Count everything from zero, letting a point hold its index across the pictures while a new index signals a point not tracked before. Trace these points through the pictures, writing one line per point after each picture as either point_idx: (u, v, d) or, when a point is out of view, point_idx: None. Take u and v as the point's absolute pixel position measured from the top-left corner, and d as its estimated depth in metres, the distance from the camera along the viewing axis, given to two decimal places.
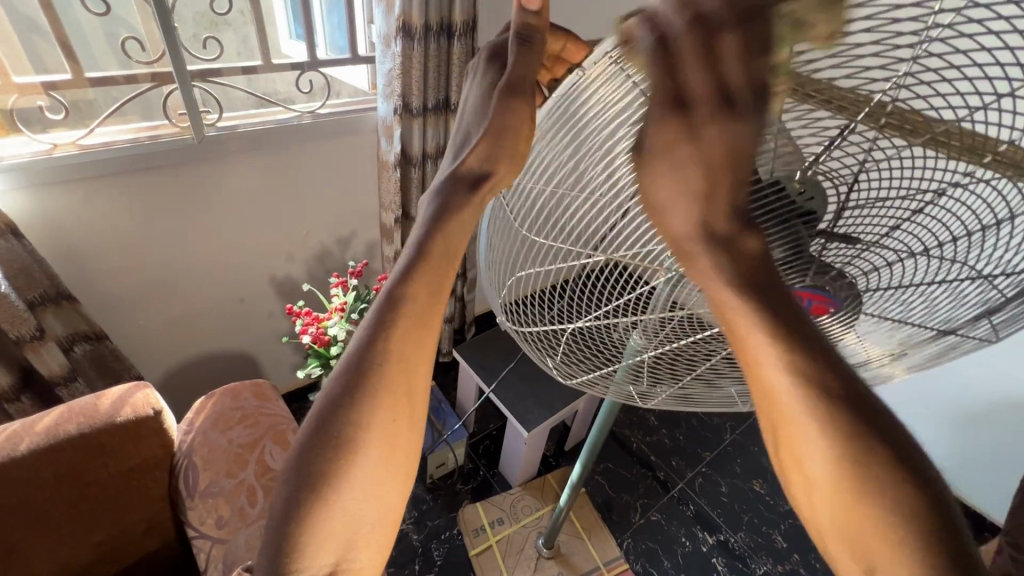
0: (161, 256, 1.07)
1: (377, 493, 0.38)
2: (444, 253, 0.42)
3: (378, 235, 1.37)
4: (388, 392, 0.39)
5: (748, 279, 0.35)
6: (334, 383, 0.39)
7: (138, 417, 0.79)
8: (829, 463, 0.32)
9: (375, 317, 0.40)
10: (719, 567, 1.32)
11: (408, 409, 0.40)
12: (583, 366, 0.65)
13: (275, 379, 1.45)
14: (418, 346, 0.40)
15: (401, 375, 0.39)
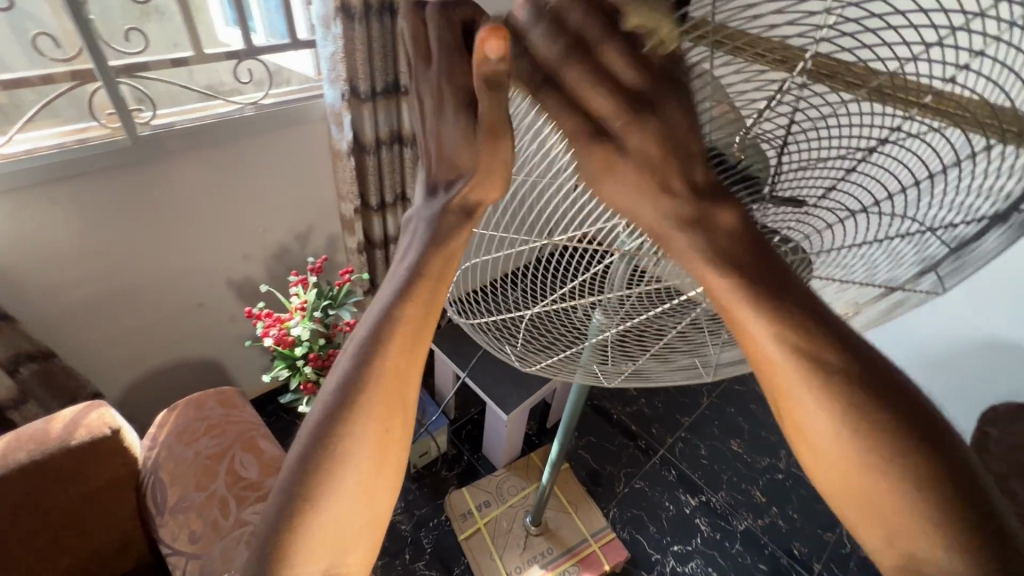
0: (105, 267, 1.01)
1: (369, 503, 0.37)
2: (439, 266, 0.40)
3: (338, 228, 1.33)
4: (382, 405, 0.38)
5: (723, 255, 0.34)
6: (328, 393, 0.38)
7: (94, 438, 0.76)
8: (838, 434, 0.32)
9: (365, 331, 0.39)
10: (702, 526, 1.37)
11: (400, 418, 0.39)
12: (546, 351, 0.63)
13: (244, 383, 1.42)
14: (410, 361, 0.39)
15: (393, 389, 0.38)
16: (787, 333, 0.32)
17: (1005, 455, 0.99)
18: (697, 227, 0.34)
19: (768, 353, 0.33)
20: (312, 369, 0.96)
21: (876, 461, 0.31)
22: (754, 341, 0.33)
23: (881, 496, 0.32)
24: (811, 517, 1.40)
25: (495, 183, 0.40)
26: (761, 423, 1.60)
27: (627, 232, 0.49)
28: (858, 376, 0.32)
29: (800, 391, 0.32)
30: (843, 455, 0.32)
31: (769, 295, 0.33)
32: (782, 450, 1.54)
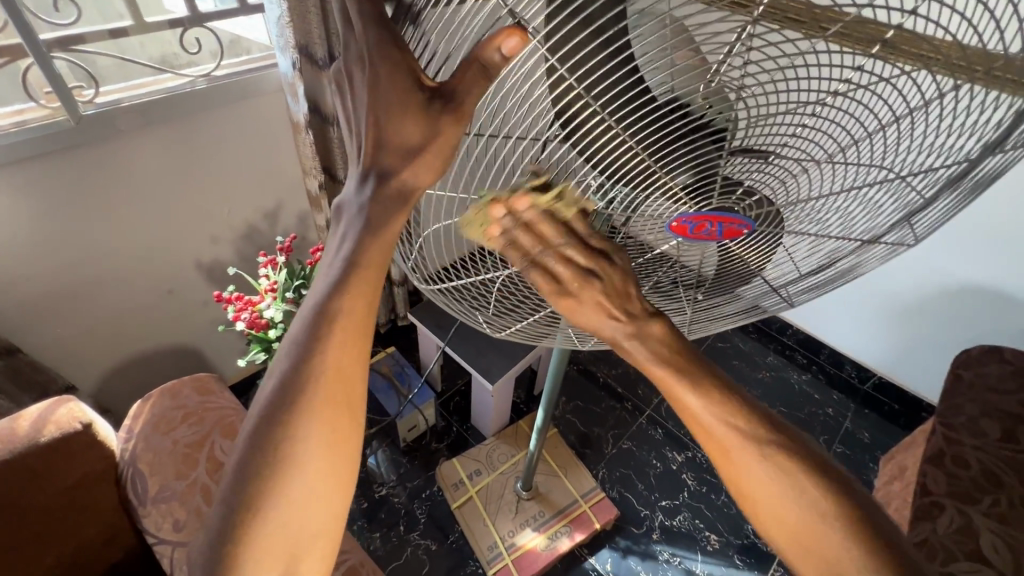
0: (63, 257, 0.97)
1: (322, 502, 0.38)
2: (372, 264, 0.42)
3: (308, 204, 1.29)
4: (326, 401, 0.39)
5: (666, 353, 0.46)
6: (271, 394, 0.39)
7: (64, 433, 0.74)
8: (771, 477, 0.42)
9: (304, 329, 0.40)
10: (689, 481, 1.40)
11: (347, 414, 0.40)
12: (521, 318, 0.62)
13: (224, 367, 1.39)
14: (353, 355, 0.41)
15: (337, 385, 0.40)
16: (721, 407, 0.44)
17: (976, 397, 1.02)
18: (636, 337, 0.46)
19: (709, 424, 0.44)
20: None
21: (805, 500, 0.42)
22: (700, 416, 0.44)
23: (819, 531, 0.41)
24: None
25: (420, 170, 0.40)
26: (745, 378, 1.63)
27: (596, 190, 0.46)
28: (766, 426, 0.44)
29: (742, 450, 0.43)
30: (772, 484, 0.42)
31: (703, 382, 0.45)
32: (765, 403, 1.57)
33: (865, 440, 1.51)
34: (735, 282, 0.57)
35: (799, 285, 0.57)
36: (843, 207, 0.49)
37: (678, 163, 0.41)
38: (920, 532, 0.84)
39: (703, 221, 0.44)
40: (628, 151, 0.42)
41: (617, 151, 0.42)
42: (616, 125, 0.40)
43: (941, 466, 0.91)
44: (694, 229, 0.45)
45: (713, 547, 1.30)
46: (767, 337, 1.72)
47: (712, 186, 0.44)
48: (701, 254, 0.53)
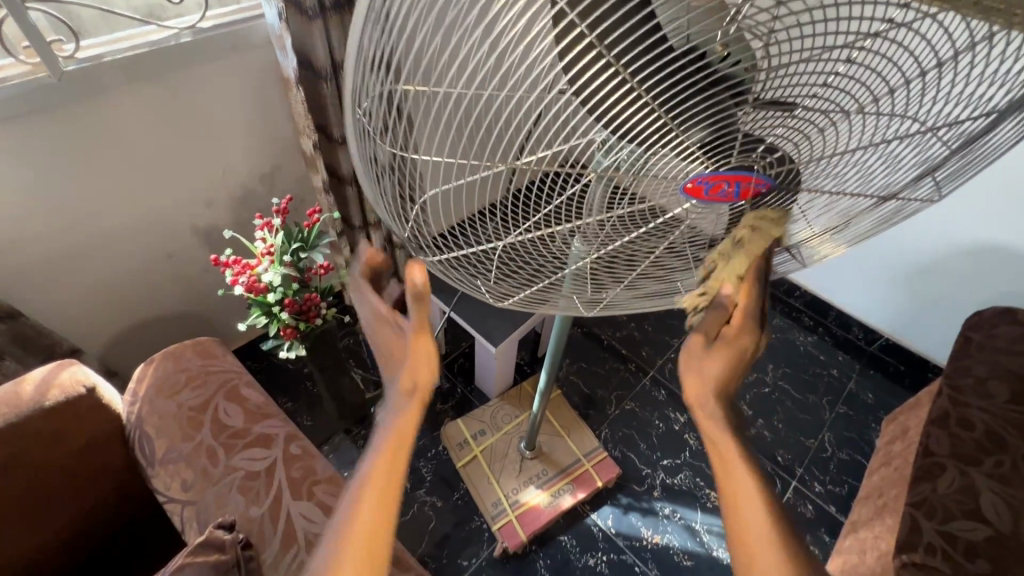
0: (58, 221, 0.95)
1: None
2: (400, 436, 0.50)
3: (304, 165, 1.25)
4: (351, 555, 0.46)
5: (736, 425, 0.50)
6: (320, 547, 0.48)
7: (69, 397, 0.74)
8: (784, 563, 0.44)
9: (347, 492, 0.49)
10: (691, 441, 1.42)
11: (366, 564, 0.46)
12: (523, 285, 0.61)
13: (229, 331, 1.40)
14: (384, 496, 0.48)
15: (360, 541, 0.46)
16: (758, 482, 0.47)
17: (985, 358, 1.00)
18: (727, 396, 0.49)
19: (745, 491, 0.47)
20: (289, 315, 0.95)
21: None
22: (741, 481, 0.47)
23: None
24: (795, 426, 1.46)
25: (421, 369, 0.50)
26: None
27: (603, 148, 0.43)
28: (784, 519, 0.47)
29: (762, 527, 0.46)
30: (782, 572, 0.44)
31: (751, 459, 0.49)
32: (769, 365, 1.57)
33: (869, 401, 1.51)
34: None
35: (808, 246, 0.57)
36: (869, 164, 0.46)
37: (691, 120, 0.38)
38: (920, 492, 0.85)
39: (721, 181, 0.43)
40: (638, 108, 0.38)
41: (625, 106, 0.39)
42: (628, 77, 0.37)
43: (946, 428, 0.91)
44: (711, 190, 0.44)
45: (713, 504, 1.32)
46: (774, 298, 1.70)
47: (732, 146, 0.41)
48: (715, 217, 0.51)
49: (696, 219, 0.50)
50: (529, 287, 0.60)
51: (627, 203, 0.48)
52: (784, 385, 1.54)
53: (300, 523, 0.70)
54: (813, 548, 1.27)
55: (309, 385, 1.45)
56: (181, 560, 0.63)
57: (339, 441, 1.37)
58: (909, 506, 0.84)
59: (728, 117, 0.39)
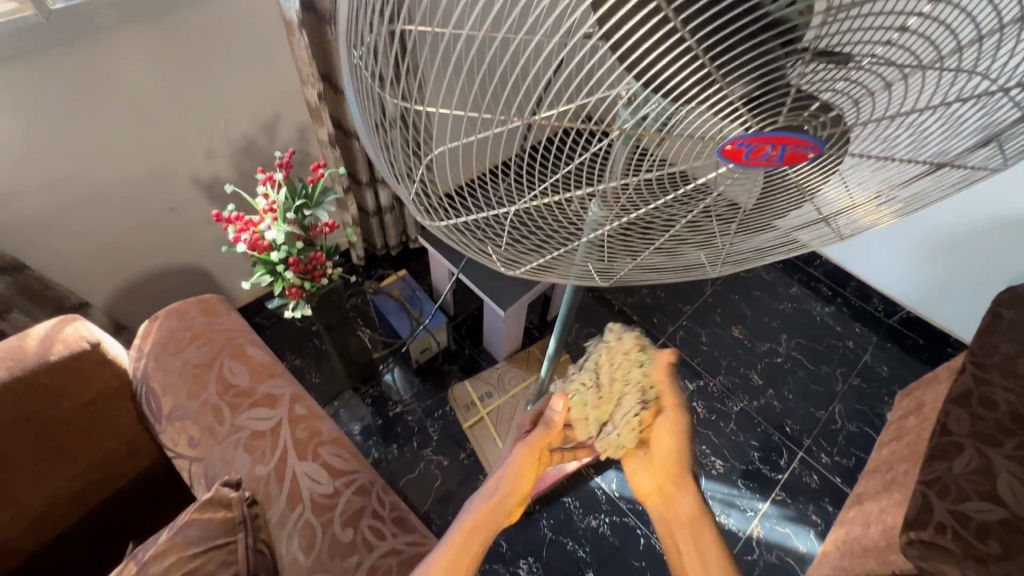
0: (57, 172, 0.93)
1: None
2: (501, 505, 0.59)
3: (309, 116, 1.20)
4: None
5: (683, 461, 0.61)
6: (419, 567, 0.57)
7: (73, 352, 0.74)
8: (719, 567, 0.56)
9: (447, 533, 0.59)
10: (699, 409, 1.41)
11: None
12: (536, 252, 0.57)
13: (236, 287, 1.39)
14: (471, 541, 0.57)
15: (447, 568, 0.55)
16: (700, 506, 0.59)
17: (1013, 336, 0.96)
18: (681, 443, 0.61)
19: (691, 509, 0.59)
20: (295, 275, 0.93)
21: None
22: (686, 502, 0.59)
23: None
24: (806, 397, 1.44)
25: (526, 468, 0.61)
26: (764, 308, 1.58)
27: (629, 103, 0.38)
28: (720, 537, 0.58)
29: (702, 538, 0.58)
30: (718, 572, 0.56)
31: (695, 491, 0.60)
32: (784, 335, 1.54)
33: (884, 374, 1.48)
34: (781, 212, 0.51)
35: (853, 215, 0.52)
36: (919, 130, 0.42)
37: (734, 71, 0.33)
38: (934, 471, 0.83)
39: (765, 143, 0.37)
40: (677, 56, 0.34)
41: (662, 54, 0.34)
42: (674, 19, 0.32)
43: (967, 407, 0.89)
44: (753, 153, 0.38)
45: (718, 471, 1.33)
46: (793, 267, 1.64)
47: (783, 103, 0.36)
48: (748, 187, 0.46)
49: (727, 188, 0.46)
50: (544, 254, 0.57)
51: (652, 167, 0.44)
52: (797, 356, 1.51)
53: (305, 483, 0.71)
54: (816, 517, 1.28)
55: (318, 342, 1.45)
56: (188, 515, 0.65)
57: (347, 398, 1.38)
58: (921, 484, 0.82)
59: (780, 70, 0.35)
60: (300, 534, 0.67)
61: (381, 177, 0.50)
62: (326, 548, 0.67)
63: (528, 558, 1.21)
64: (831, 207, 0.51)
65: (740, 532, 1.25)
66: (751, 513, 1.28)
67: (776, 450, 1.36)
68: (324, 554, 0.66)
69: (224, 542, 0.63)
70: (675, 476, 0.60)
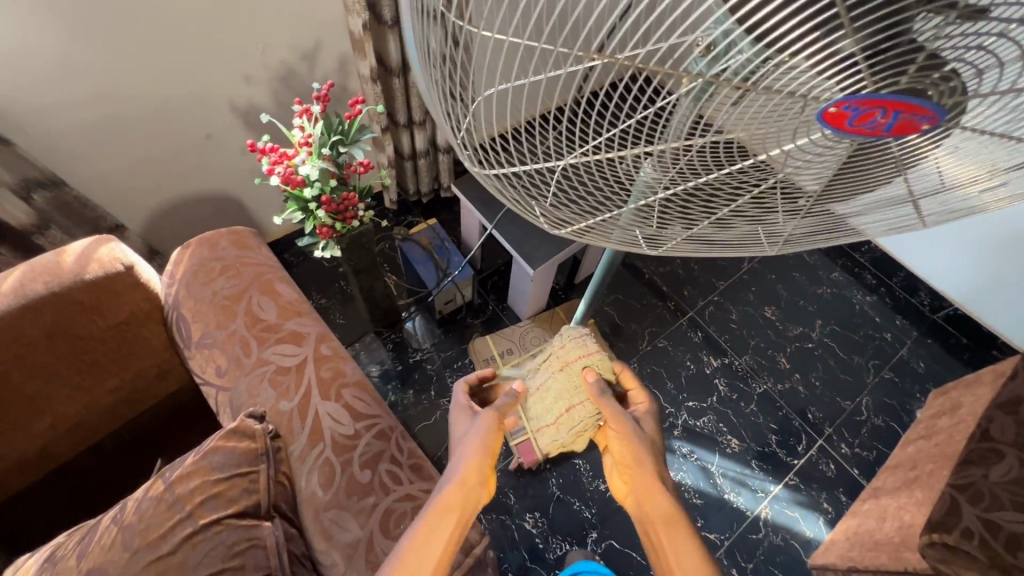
0: (97, 87, 0.91)
1: (421, 556, 0.58)
2: (476, 464, 0.66)
3: (348, 48, 1.15)
4: (434, 523, 0.60)
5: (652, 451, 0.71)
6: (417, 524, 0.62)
7: (107, 273, 0.74)
8: (691, 544, 0.62)
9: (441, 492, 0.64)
10: (720, 386, 1.39)
11: (446, 533, 0.60)
12: (581, 212, 0.54)
13: (266, 221, 1.39)
14: (461, 496, 0.63)
15: (441, 518, 0.61)
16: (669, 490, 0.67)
17: None
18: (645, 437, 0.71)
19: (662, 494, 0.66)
20: (327, 214, 0.92)
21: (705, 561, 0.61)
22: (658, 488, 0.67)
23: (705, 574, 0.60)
24: (833, 385, 1.40)
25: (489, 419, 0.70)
26: (801, 291, 1.52)
27: (707, 52, 0.33)
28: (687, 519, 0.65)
29: (674, 517, 0.65)
30: (692, 549, 0.62)
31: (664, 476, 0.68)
32: (818, 320, 1.48)
33: (920, 370, 1.42)
34: (867, 187, 0.45)
35: (959, 194, 0.44)
36: None
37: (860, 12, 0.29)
38: (968, 475, 0.77)
39: (876, 108, 0.33)
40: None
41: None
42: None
43: (1013, 413, 0.80)
44: (858, 119, 0.34)
45: (733, 450, 1.32)
46: (837, 251, 1.56)
47: (913, 61, 0.31)
48: (819, 165, 0.42)
49: (795, 164, 0.41)
50: (588, 216, 0.53)
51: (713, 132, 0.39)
52: (830, 343, 1.46)
53: (327, 423, 0.71)
54: (827, 505, 1.27)
55: (343, 284, 1.45)
56: (214, 442, 0.66)
57: (369, 340, 1.40)
58: (951, 487, 0.77)
59: (907, 20, 0.30)
60: (319, 471, 0.68)
61: (435, 121, 0.47)
62: (344, 487, 0.67)
63: (534, 512, 1.24)
64: (926, 182, 0.44)
65: (749, 511, 1.25)
66: (762, 494, 1.27)
67: (794, 436, 1.34)
68: (341, 493, 0.67)
69: (248, 470, 0.65)
70: (646, 478, 0.68)
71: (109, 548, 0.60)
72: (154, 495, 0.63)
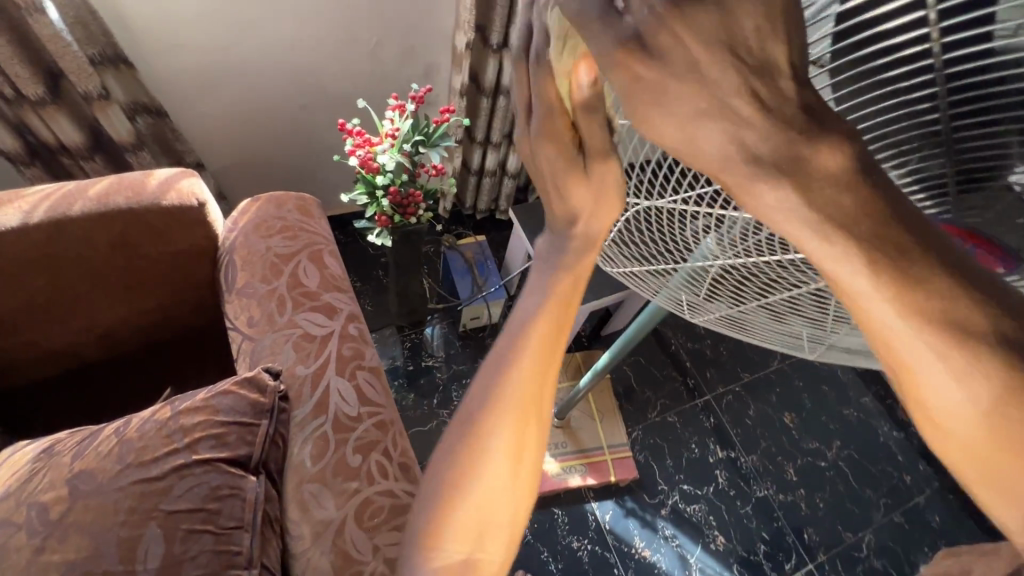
0: (221, 38, 0.99)
1: (508, 483, 0.40)
2: (560, 312, 0.43)
3: (449, 62, 1.22)
4: (513, 408, 0.41)
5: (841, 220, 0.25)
6: (466, 415, 0.42)
7: (182, 204, 0.79)
8: (966, 407, 0.25)
9: (496, 361, 0.43)
10: (719, 478, 1.34)
11: (532, 419, 0.42)
12: (639, 260, 0.55)
13: (328, 197, 1.45)
14: (541, 366, 0.42)
15: (527, 396, 0.42)
16: (903, 303, 0.25)
17: None
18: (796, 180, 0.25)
19: (883, 321, 0.26)
20: (389, 204, 0.96)
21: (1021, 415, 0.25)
22: (867, 306, 0.26)
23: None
24: (838, 512, 1.33)
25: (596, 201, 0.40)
26: (827, 407, 1.46)
27: None
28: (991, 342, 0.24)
29: (918, 352, 0.25)
30: (965, 421, 0.26)
31: (880, 249, 0.25)
32: (836, 441, 1.42)
33: (933, 524, 1.34)
34: None
35: None
36: None
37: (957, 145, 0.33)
38: None
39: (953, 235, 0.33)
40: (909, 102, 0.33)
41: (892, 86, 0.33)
42: (933, 18, 0.30)
43: None
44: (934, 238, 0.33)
45: (716, 547, 1.26)
46: (872, 377, 1.51)
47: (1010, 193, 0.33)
48: None
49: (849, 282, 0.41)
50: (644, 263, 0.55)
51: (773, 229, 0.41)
52: (844, 467, 1.39)
53: (334, 399, 0.72)
54: None
55: (381, 274, 1.49)
56: (227, 385, 0.69)
57: (389, 334, 1.42)
58: None
59: (1004, 168, 0.32)
60: (314, 443, 0.69)
61: None
62: (333, 465, 0.68)
63: None
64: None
65: None
66: None
67: (784, 552, 1.27)
68: (328, 469, 0.68)
69: (249, 422, 0.67)
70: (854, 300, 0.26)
71: (103, 456, 0.62)
72: (159, 419, 0.66)
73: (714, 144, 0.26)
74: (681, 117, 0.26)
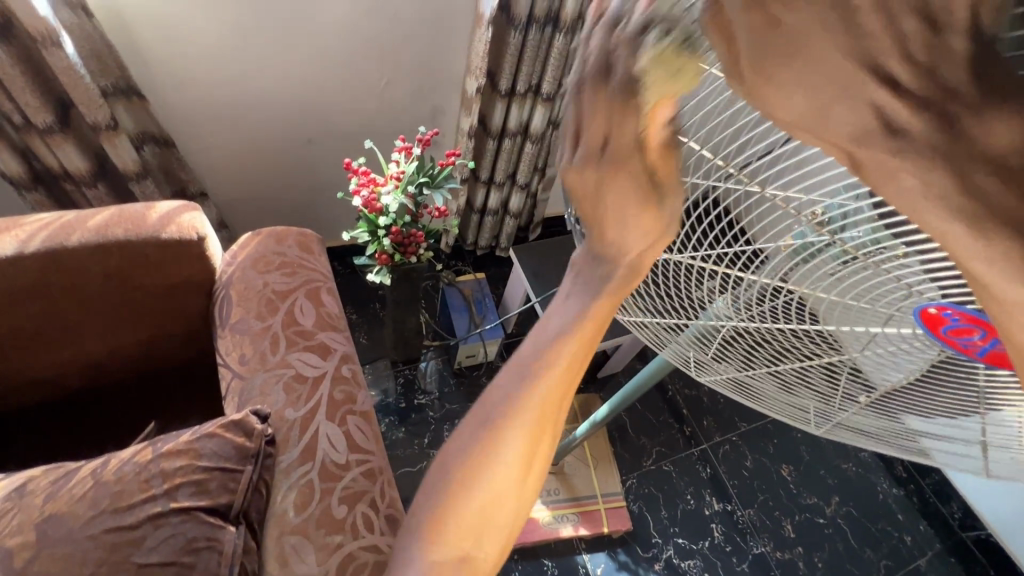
0: (234, 74, 1.01)
1: (516, 486, 0.37)
2: (595, 326, 0.38)
3: (456, 104, 1.24)
4: (533, 420, 0.37)
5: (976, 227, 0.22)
6: (479, 412, 0.38)
7: (181, 238, 0.78)
8: None
9: (519, 365, 0.38)
10: (715, 533, 1.30)
11: (548, 430, 0.38)
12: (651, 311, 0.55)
13: (329, 231, 1.45)
14: (565, 381, 0.37)
15: (547, 409, 0.37)
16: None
17: None
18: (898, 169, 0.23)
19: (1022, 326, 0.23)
20: (390, 243, 0.95)
21: None
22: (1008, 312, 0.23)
23: None
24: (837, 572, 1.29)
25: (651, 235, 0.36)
26: (825, 460, 1.44)
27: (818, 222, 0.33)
28: None
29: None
30: None
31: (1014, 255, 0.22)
32: (835, 497, 1.39)
33: None
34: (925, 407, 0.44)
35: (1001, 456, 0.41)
36: None
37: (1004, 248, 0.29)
38: None
39: (977, 327, 0.32)
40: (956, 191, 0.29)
41: None
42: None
43: None
44: (954, 329, 0.33)
45: None
46: None
47: None
48: (884, 361, 0.42)
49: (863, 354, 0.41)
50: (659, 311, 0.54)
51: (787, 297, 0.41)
52: (844, 525, 1.35)
53: (323, 445, 0.70)
54: None
55: (378, 308, 1.48)
56: (212, 428, 0.66)
57: (382, 369, 1.39)
58: None
59: None
60: (298, 491, 0.67)
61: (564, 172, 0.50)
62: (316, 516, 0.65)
63: None
64: (998, 436, 0.40)
65: None
66: None
67: None
68: (311, 522, 0.65)
69: (233, 468, 0.65)
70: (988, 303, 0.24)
71: (76, 500, 0.60)
72: (138, 462, 0.63)
73: (848, 115, 0.23)
74: (820, 89, 0.23)
